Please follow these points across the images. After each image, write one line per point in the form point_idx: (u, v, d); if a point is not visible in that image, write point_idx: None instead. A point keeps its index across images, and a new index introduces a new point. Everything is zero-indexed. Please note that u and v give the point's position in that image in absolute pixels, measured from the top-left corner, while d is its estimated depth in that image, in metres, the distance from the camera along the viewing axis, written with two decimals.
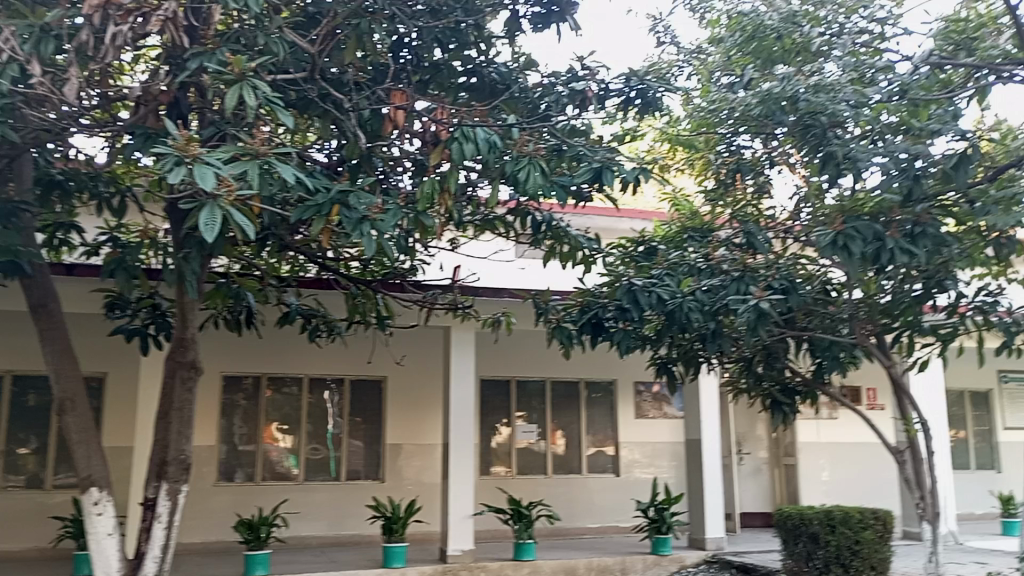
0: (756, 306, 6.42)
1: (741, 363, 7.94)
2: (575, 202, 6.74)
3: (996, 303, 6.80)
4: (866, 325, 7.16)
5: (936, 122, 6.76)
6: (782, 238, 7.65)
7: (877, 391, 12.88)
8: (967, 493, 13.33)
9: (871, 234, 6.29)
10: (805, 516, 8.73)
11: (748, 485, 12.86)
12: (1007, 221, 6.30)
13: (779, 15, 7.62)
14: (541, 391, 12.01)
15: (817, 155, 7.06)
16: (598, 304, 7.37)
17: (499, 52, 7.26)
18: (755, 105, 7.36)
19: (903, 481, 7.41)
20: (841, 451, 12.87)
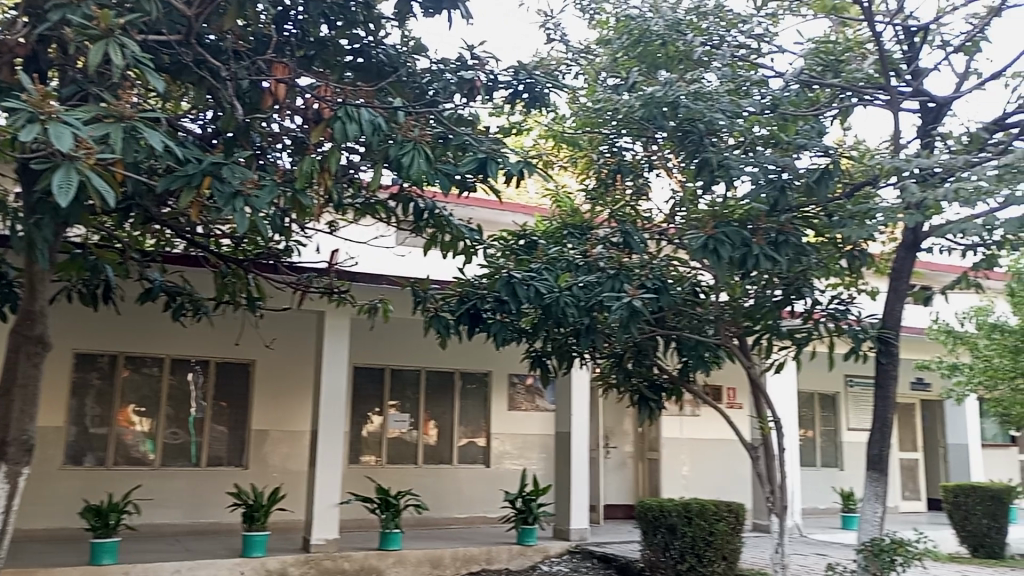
0: (629, 304, 6.59)
1: (611, 359, 8.12)
2: (460, 191, 6.78)
3: (846, 311, 7.26)
4: (730, 326, 7.47)
5: (803, 137, 7.18)
6: (657, 240, 7.86)
7: (737, 390, 13.53)
8: (811, 489, 14.22)
9: (739, 240, 6.58)
10: (664, 508, 9.05)
11: (613, 478, 13.22)
12: (861, 233, 6.75)
13: (665, 22, 7.90)
14: (415, 381, 11.92)
15: (692, 161, 7.34)
16: (476, 295, 7.41)
17: (388, 34, 7.15)
18: (637, 108, 7.55)
19: (756, 476, 7.76)
20: (700, 447, 13.46)
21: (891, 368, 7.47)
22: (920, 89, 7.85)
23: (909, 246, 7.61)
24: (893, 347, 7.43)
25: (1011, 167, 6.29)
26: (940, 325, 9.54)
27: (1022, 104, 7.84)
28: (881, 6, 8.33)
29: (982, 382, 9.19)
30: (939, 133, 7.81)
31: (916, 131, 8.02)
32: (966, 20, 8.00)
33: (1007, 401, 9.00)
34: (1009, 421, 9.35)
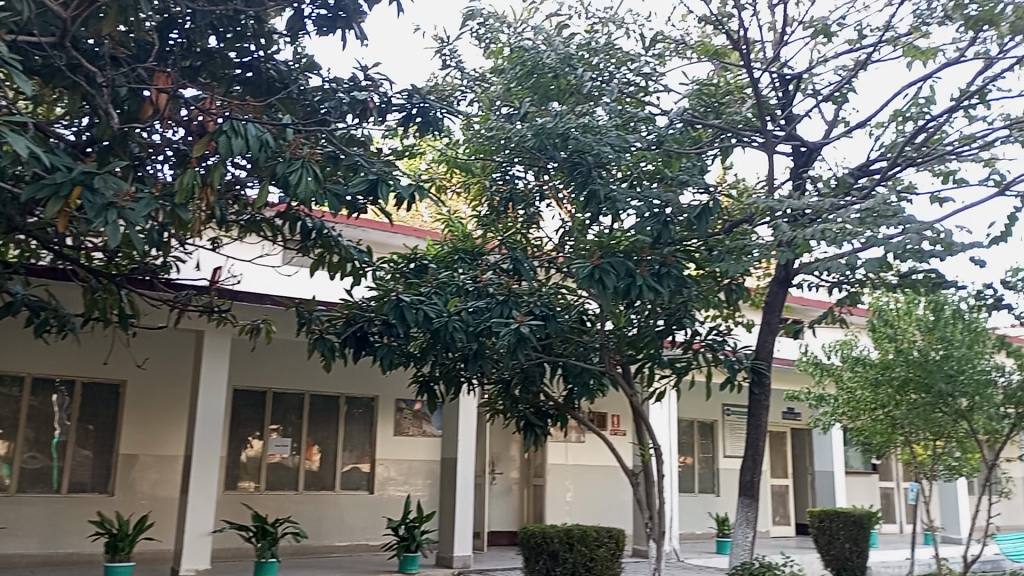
0: (517, 330, 6.62)
1: (499, 385, 8.15)
2: (350, 213, 6.71)
3: (723, 342, 7.56)
4: (614, 355, 7.63)
5: (685, 174, 7.49)
6: (546, 268, 7.97)
7: (620, 417, 13.83)
8: (689, 514, 14.65)
9: (624, 270, 6.73)
10: (546, 534, 9.10)
11: (497, 505, 13.15)
12: (737, 268, 7.07)
13: (557, 55, 8.02)
14: (298, 405, 11.61)
15: (581, 193, 7.41)
16: (364, 318, 7.32)
17: (280, 50, 7.05)
18: (529, 137, 7.68)
19: (636, 502, 7.90)
20: (584, 473, 13.66)
21: (763, 398, 7.81)
22: (792, 134, 8.34)
23: (781, 282, 8.06)
24: (765, 378, 7.78)
25: (873, 211, 6.69)
26: (809, 358, 10.07)
27: (883, 152, 8.43)
28: (760, 53, 8.82)
29: (845, 412, 9.73)
30: (809, 175, 8.32)
31: (789, 173, 8.51)
32: (836, 71, 8.56)
33: (868, 430, 9.53)
34: (870, 449, 9.89)
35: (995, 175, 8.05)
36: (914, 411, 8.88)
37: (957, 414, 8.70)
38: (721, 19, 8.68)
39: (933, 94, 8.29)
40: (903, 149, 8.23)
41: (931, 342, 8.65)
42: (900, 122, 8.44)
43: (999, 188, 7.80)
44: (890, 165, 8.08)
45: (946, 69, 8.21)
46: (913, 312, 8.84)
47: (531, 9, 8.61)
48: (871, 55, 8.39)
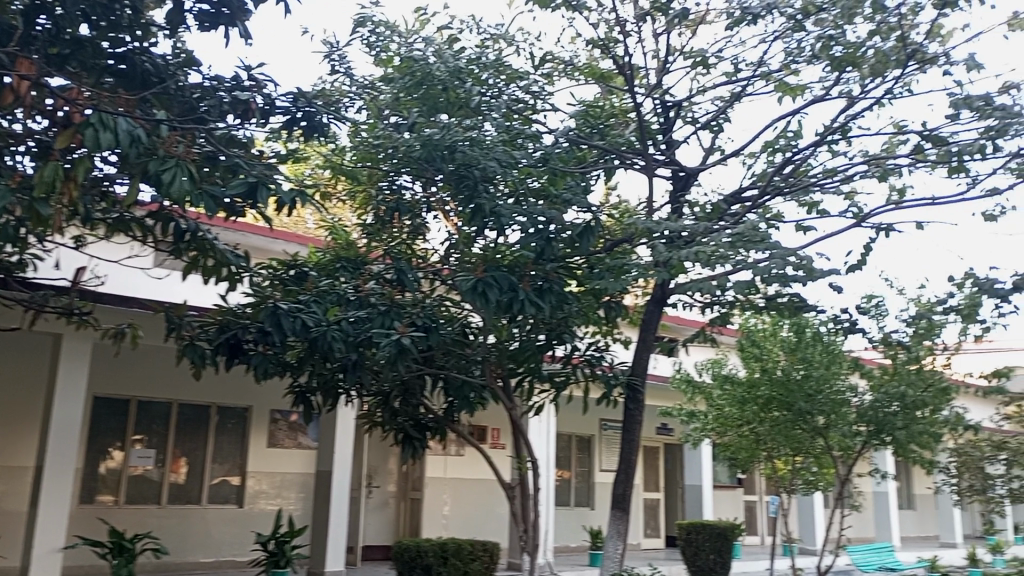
0: (398, 342, 6.54)
1: (377, 396, 8.03)
2: (228, 216, 6.59)
3: (601, 357, 7.72)
4: (495, 368, 7.62)
5: (569, 193, 7.63)
6: (430, 279, 7.98)
7: (500, 431, 13.90)
8: (564, 527, 14.86)
9: (507, 284, 6.77)
10: (421, 548, 9.52)
11: (373, 518, 12.94)
12: (616, 286, 7.25)
13: (447, 68, 8.06)
14: (164, 414, 11.09)
15: (468, 205, 7.41)
16: (237, 325, 7.09)
17: (157, 43, 6.78)
18: (417, 148, 7.63)
19: (511, 515, 7.88)
20: (462, 487, 13.63)
21: (637, 413, 8.02)
22: (672, 158, 8.68)
23: (658, 301, 8.31)
24: (639, 394, 8.00)
25: (742, 236, 7.02)
26: (682, 376, 10.48)
27: (754, 181, 8.87)
28: (644, 79, 9.13)
29: (713, 428, 10.13)
30: (686, 200, 8.66)
31: (668, 197, 8.83)
32: (713, 101, 8.93)
33: (734, 446, 9.93)
34: (736, 464, 10.30)
35: (854, 208, 8.60)
36: (777, 428, 9.33)
37: (815, 431, 9.20)
38: (608, 44, 8.93)
39: (801, 129, 8.79)
40: (772, 179, 8.70)
41: (793, 362, 9.14)
42: (770, 152, 8.91)
43: (857, 220, 8.35)
44: (760, 194, 8.51)
45: (813, 105, 8.71)
46: (777, 334, 9.32)
47: (422, 20, 8.59)
48: (745, 88, 8.82)
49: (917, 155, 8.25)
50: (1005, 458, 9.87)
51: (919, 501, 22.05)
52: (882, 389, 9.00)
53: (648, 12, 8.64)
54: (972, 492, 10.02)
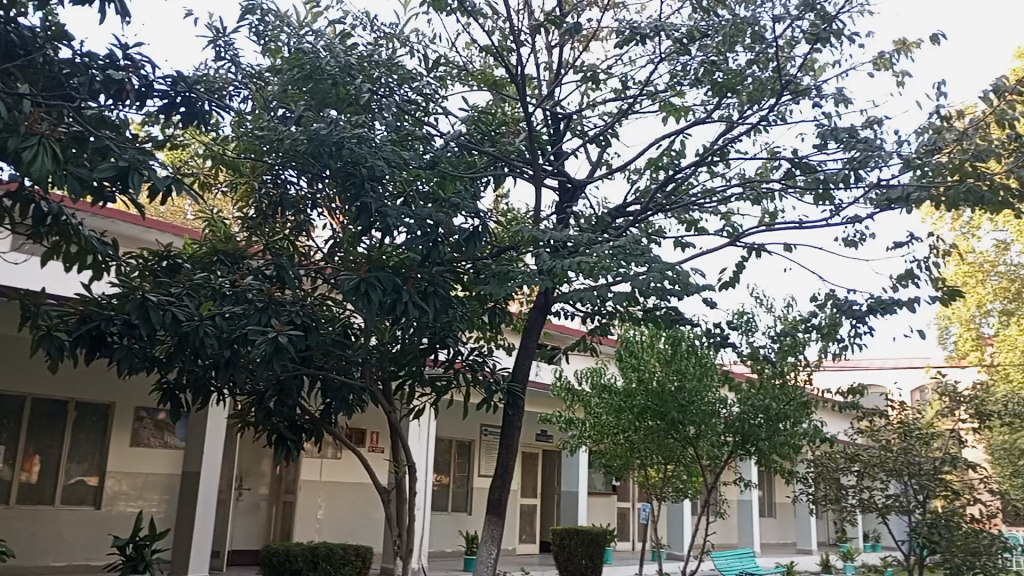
0: (274, 340, 6.29)
1: (252, 396, 7.74)
2: (96, 201, 6.23)
3: (484, 362, 7.74)
4: (375, 370, 7.51)
5: (458, 198, 7.53)
6: (312, 276, 7.85)
7: (379, 434, 13.72)
8: (440, 532, 14.79)
9: (391, 285, 6.60)
10: (291, 551, 9.41)
11: (242, 522, 12.48)
12: (500, 292, 7.24)
13: (338, 63, 7.76)
14: (17, 409, 10.38)
15: (354, 203, 7.16)
16: (101, 316, 6.67)
17: (25, 13, 6.35)
18: (303, 142, 7.34)
19: (385, 519, 7.71)
20: (337, 491, 13.36)
21: (516, 419, 8.04)
22: (560, 169, 8.82)
23: (541, 308, 8.38)
24: (519, 400, 8.03)
25: (624, 249, 7.12)
26: (563, 383, 10.63)
27: (638, 197, 9.13)
28: (536, 90, 9.25)
29: (591, 436, 10.31)
30: (572, 211, 8.81)
31: (555, 207, 8.96)
32: (602, 116, 9.12)
33: (609, 453, 10.15)
34: (611, 471, 10.50)
35: (729, 227, 8.96)
36: (650, 436, 9.60)
37: (685, 440, 9.52)
38: (502, 52, 8.99)
39: (683, 148, 9.10)
40: (655, 196, 8.97)
41: (668, 374, 9.45)
42: (654, 169, 9.19)
43: (732, 238, 8.69)
44: (643, 210, 8.79)
45: (695, 127, 9.03)
46: (655, 345, 9.65)
47: (315, 12, 8.40)
48: (632, 105, 9.05)
49: (788, 180, 8.68)
50: (857, 469, 9.82)
51: (779, 509, 23.22)
52: (749, 401, 9.36)
53: (542, 24, 8.75)
54: (825, 501, 10.00)
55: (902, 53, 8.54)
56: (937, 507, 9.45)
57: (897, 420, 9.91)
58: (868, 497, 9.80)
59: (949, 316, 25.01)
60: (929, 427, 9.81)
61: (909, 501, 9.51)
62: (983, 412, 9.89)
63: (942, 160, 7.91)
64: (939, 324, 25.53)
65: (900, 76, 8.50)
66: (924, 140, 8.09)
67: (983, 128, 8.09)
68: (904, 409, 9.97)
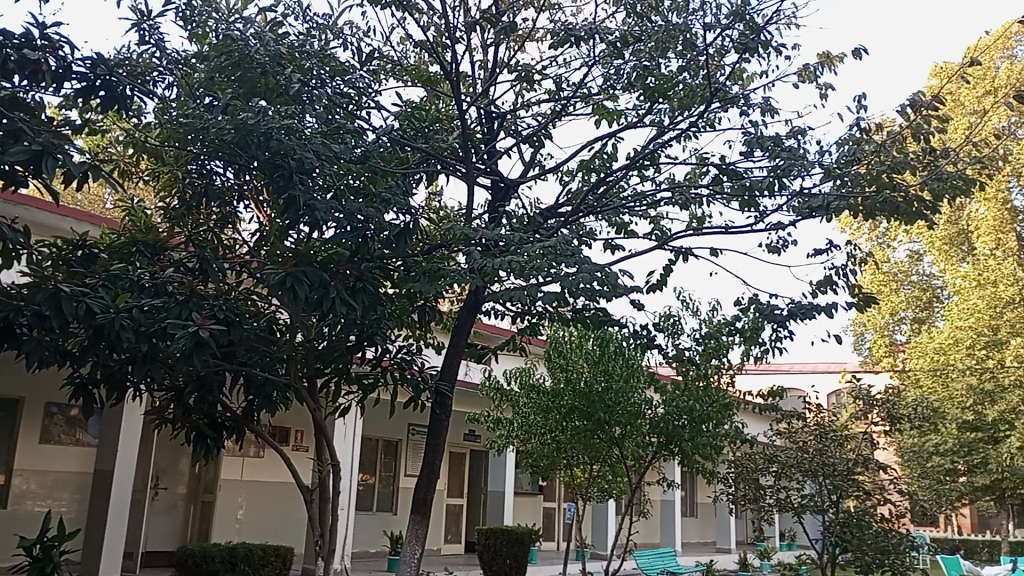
0: (195, 334, 6.06)
1: (171, 392, 7.49)
2: (6, 186, 5.90)
3: (411, 361, 7.78)
4: (300, 367, 7.34)
5: (389, 194, 7.41)
6: (236, 269, 7.63)
7: (303, 433, 13.47)
8: (364, 532, 14.61)
9: (318, 281, 6.43)
10: (208, 552, 9.19)
11: (158, 522, 12.09)
12: (430, 289, 7.12)
13: (268, 52, 7.59)
14: None
15: (281, 196, 6.94)
16: (9, 307, 6.28)
17: None
18: (229, 131, 7.01)
19: (307, 519, 7.53)
20: (258, 490, 13.06)
21: (443, 418, 7.98)
22: (492, 168, 8.84)
23: (472, 307, 8.36)
24: (447, 399, 7.98)
25: (555, 249, 7.11)
26: (491, 383, 10.62)
27: (569, 198, 9.17)
28: (470, 88, 9.21)
29: (517, 436, 10.35)
30: (504, 210, 8.79)
31: (487, 206, 8.93)
32: (535, 116, 9.13)
33: (536, 454, 10.16)
34: (537, 472, 10.52)
35: (658, 231, 9.09)
36: (577, 437, 9.67)
37: (611, 441, 9.61)
38: (436, 48, 8.92)
39: (615, 151, 9.18)
40: (586, 198, 9.01)
41: (595, 374, 9.58)
42: (586, 172, 9.25)
43: (660, 242, 8.82)
44: (574, 211, 8.86)
45: (627, 130, 9.11)
46: (583, 346, 9.77)
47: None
48: (566, 107, 9.10)
49: (716, 187, 8.85)
50: (775, 469, 10.14)
51: (700, 508, 23.74)
52: (673, 402, 9.52)
53: (478, 21, 8.71)
54: (745, 501, 10.24)
55: (825, 65, 8.80)
56: (849, 506, 9.77)
57: (813, 422, 10.25)
58: (784, 497, 10.07)
59: (865, 323, 25.97)
60: (844, 429, 10.14)
61: (823, 501, 9.79)
62: (895, 415, 10.21)
63: (861, 171, 8.17)
64: (855, 331, 26.54)
65: (823, 88, 8.76)
66: (844, 150, 8.33)
67: (899, 142, 8.40)
68: (821, 411, 10.32)
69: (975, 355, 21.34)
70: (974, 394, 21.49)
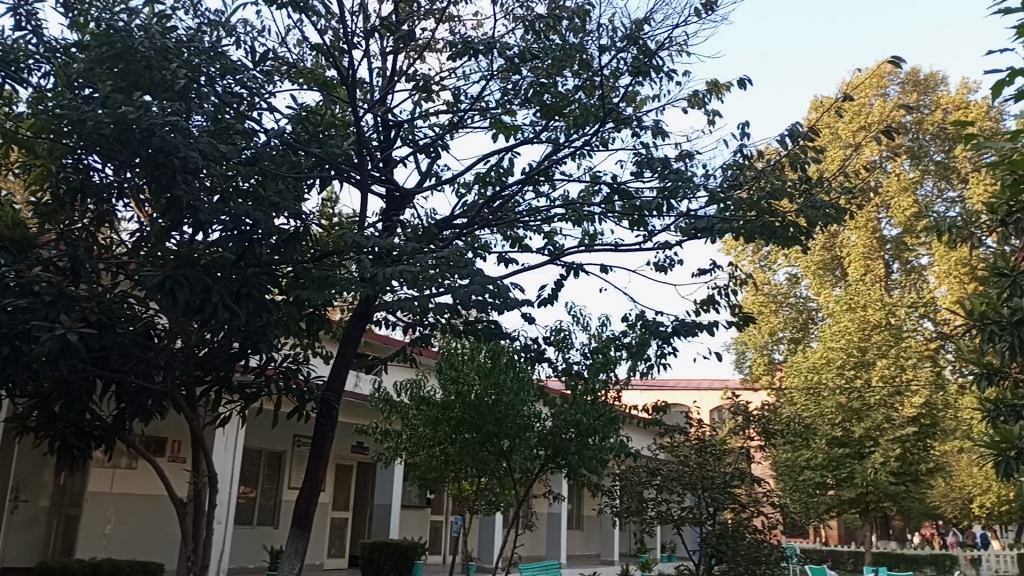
0: (63, 337, 5.68)
1: (34, 398, 6.98)
2: None
3: (297, 370, 7.54)
4: (177, 374, 7.00)
5: (278, 197, 7.20)
6: (112, 270, 7.23)
7: (181, 443, 12.86)
8: (242, 547, 14.05)
9: (199, 285, 6.15)
10: (69, 567, 8.80)
11: (16, 537, 11.22)
12: (318, 298, 6.93)
13: (153, 45, 7.22)
14: None
15: (163, 195, 6.64)
16: None
17: None
18: (107, 125, 6.56)
19: (181, 533, 7.15)
20: (130, 503, 12.37)
21: (329, 429, 7.77)
22: (386, 176, 8.74)
23: (361, 316, 8.19)
24: (333, 410, 7.78)
25: (448, 260, 7.06)
26: (381, 394, 10.49)
27: (464, 210, 9.15)
28: (368, 94, 9.09)
29: (406, 448, 10.24)
30: (398, 219, 8.69)
31: (381, 215, 8.81)
32: (432, 127, 9.08)
33: (424, 466, 10.08)
34: (425, 484, 10.44)
35: (551, 246, 9.19)
36: (466, 449, 9.65)
37: (500, 454, 9.63)
38: (333, 52, 8.75)
39: (511, 166, 9.23)
40: (481, 211, 9.02)
41: (485, 387, 9.56)
42: (482, 184, 9.27)
43: (552, 257, 8.92)
44: (469, 224, 8.86)
45: (523, 145, 9.19)
46: (475, 358, 9.76)
47: None
48: (464, 119, 9.09)
49: (607, 205, 9.03)
50: (658, 483, 10.39)
51: (586, 521, 24.11)
52: (561, 415, 9.59)
53: (377, 28, 8.61)
54: (628, 513, 10.44)
55: (713, 93, 9.14)
56: (726, 518, 10.10)
57: (695, 437, 10.56)
58: (665, 509, 10.32)
59: (745, 341, 27.11)
60: (723, 444, 10.49)
61: (701, 514, 10.13)
62: (770, 430, 10.58)
63: (743, 195, 8.51)
64: (736, 349, 27.66)
65: (710, 115, 9.10)
66: (728, 175, 8.66)
67: (779, 170, 8.80)
68: (702, 426, 10.66)
69: (846, 374, 22.73)
70: (842, 411, 22.41)
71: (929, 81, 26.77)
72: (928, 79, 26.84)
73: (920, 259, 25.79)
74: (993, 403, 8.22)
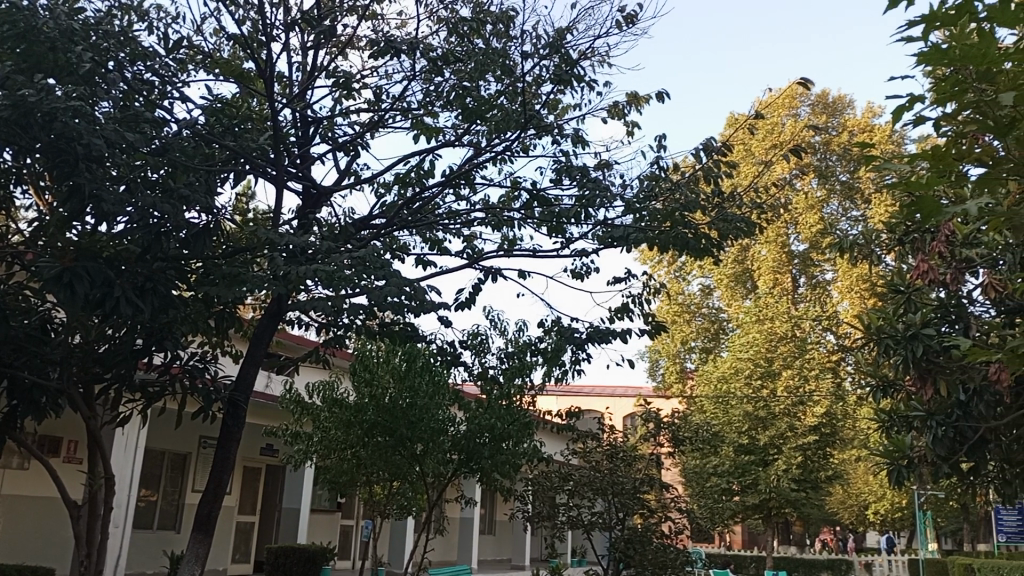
0: None
1: None
2: None
3: (203, 369, 7.28)
4: (74, 371, 6.66)
5: (189, 190, 6.94)
6: (6, 260, 6.84)
7: (77, 443, 12.26)
8: (140, 552, 13.49)
9: (100, 278, 5.86)
10: None
11: None
12: (228, 294, 6.71)
13: (59, 26, 6.87)
14: None
15: (64, 183, 6.32)
16: None
17: None
18: (5, 108, 6.24)
19: (74, 537, 6.78)
20: (20, 505, 11.72)
21: (236, 430, 7.52)
22: (303, 173, 8.56)
23: (273, 315, 7.97)
24: (241, 410, 7.53)
25: (364, 260, 6.93)
26: (293, 395, 10.26)
27: (383, 210, 9.03)
28: (286, 88, 8.88)
29: (317, 451, 10.02)
30: (315, 217, 8.51)
31: (296, 212, 8.61)
32: (352, 125, 8.94)
33: (335, 470, 9.88)
34: (336, 488, 10.24)
35: (470, 250, 9.18)
36: (378, 453, 9.51)
37: (412, 458, 9.53)
38: (251, 44, 8.52)
39: (432, 168, 9.18)
40: (400, 212, 8.90)
41: (400, 390, 9.45)
42: (402, 185, 9.18)
43: (471, 260, 8.90)
44: (387, 224, 8.75)
45: (444, 148, 9.14)
46: (390, 361, 9.64)
47: None
48: (385, 118, 8.99)
49: (527, 211, 9.07)
50: (569, 487, 10.46)
51: (498, 526, 24.17)
52: (475, 419, 9.39)
53: (297, 22, 8.42)
54: (539, 518, 10.47)
55: (633, 105, 9.30)
56: (634, 524, 10.24)
57: (606, 443, 10.69)
58: (575, 514, 10.38)
59: (659, 350, 27.70)
60: (634, 449, 10.65)
61: (610, 519, 10.27)
62: (680, 438, 10.83)
63: (659, 206, 8.66)
64: (649, 357, 28.24)
65: (630, 126, 9.25)
66: (644, 185, 8.81)
67: (694, 183, 9.00)
68: (614, 432, 10.80)
69: (753, 384, 23.33)
70: (749, 420, 22.67)
71: (837, 105, 27.96)
72: (837, 102, 28.03)
73: (824, 274, 26.85)
74: (887, 414, 8.61)
